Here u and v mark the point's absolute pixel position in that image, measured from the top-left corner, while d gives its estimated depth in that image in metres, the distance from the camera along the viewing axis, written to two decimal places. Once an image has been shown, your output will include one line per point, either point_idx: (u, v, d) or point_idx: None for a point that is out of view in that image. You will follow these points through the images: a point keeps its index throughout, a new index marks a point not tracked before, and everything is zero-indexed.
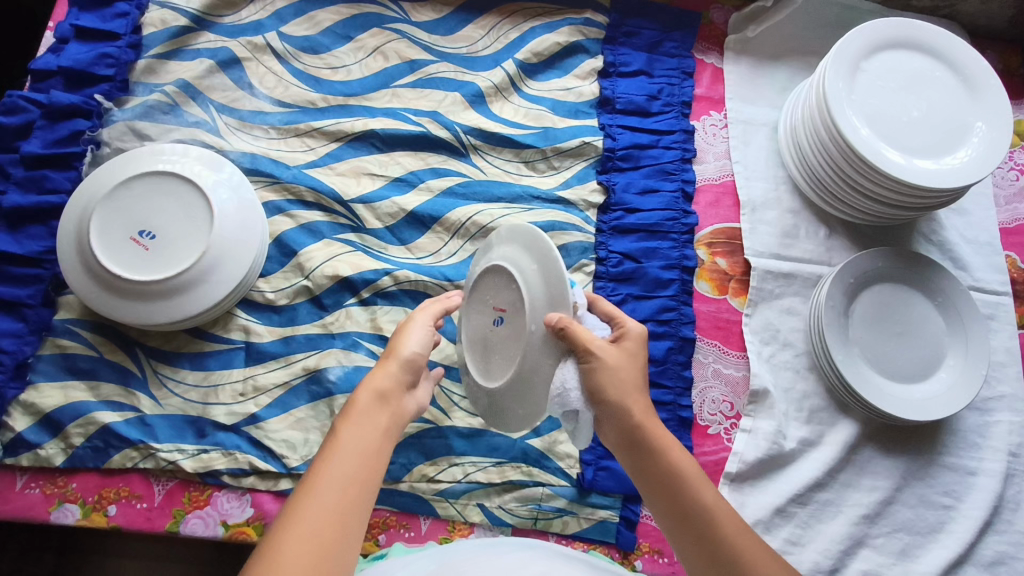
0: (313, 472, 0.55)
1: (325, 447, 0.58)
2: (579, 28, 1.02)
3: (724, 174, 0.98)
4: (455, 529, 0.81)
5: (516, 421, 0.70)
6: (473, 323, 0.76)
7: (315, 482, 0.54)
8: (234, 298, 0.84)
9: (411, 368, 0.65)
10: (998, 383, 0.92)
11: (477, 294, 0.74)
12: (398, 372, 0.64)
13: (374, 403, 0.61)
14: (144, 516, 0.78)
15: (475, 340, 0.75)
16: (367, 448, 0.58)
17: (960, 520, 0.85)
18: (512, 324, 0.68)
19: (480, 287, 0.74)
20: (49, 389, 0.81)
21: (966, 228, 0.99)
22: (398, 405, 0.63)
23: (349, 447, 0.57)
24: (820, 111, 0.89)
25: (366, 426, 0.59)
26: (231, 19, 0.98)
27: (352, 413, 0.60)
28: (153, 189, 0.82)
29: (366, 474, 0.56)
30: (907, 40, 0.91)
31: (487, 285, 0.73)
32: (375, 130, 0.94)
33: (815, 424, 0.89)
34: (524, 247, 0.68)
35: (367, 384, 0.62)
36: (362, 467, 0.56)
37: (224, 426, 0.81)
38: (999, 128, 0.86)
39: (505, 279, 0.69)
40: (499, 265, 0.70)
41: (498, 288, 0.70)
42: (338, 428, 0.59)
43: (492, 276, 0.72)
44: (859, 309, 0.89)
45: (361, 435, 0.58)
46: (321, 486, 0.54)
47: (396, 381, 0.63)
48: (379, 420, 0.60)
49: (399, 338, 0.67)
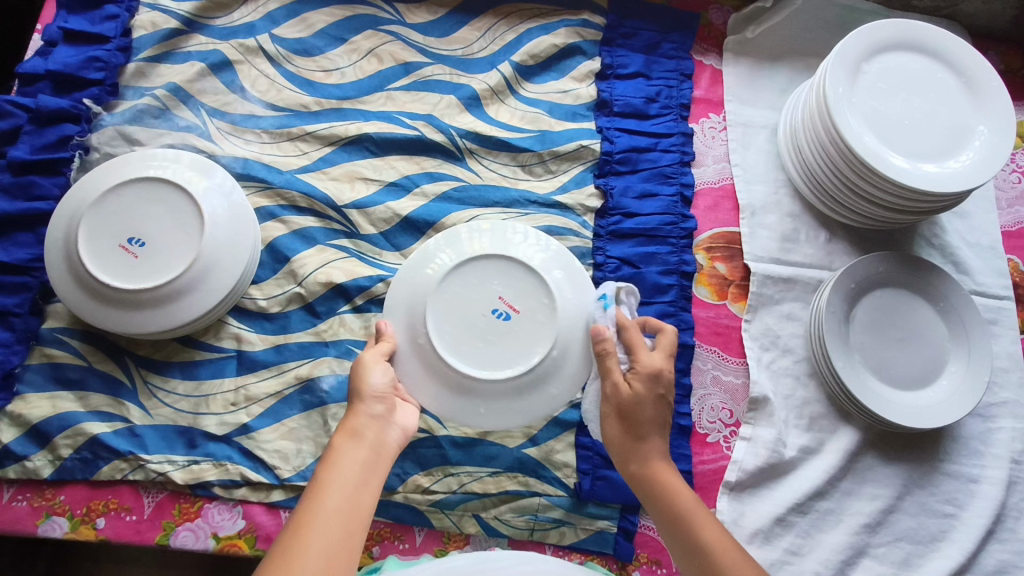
0: (299, 517, 0.56)
1: (311, 489, 0.59)
2: (576, 30, 1.00)
3: (723, 177, 0.97)
4: (450, 541, 0.80)
5: (477, 417, 0.72)
6: (451, 298, 0.72)
7: (303, 526, 0.55)
8: (226, 306, 0.83)
9: (382, 401, 0.66)
10: (1001, 389, 0.90)
11: (476, 275, 0.73)
12: (370, 409, 0.65)
13: (352, 443, 0.62)
14: (134, 529, 0.77)
15: (448, 315, 0.72)
16: (353, 488, 0.59)
17: (962, 528, 0.84)
18: (527, 327, 0.72)
19: (484, 271, 0.73)
20: (38, 399, 0.80)
21: (968, 232, 0.97)
22: (376, 438, 0.64)
23: (334, 489, 0.58)
24: (820, 114, 0.87)
25: (348, 465, 0.60)
26: (222, 21, 0.97)
27: (334, 456, 0.61)
28: (143, 197, 0.80)
29: (352, 515, 0.57)
30: (908, 41, 0.90)
31: (500, 274, 0.73)
32: (368, 134, 0.93)
33: (815, 432, 0.87)
34: (562, 270, 0.75)
35: (344, 427, 0.63)
36: (348, 509, 0.58)
37: (215, 436, 0.80)
38: (1001, 131, 0.85)
39: (532, 283, 0.73)
40: (529, 268, 0.73)
41: (518, 287, 0.73)
42: (319, 472, 0.60)
43: (509, 270, 0.73)
44: (860, 315, 0.88)
45: (344, 475, 0.59)
46: (309, 530, 0.55)
47: (371, 419, 0.65)
48: (360, 457, 0.61)
49: (358, 380, 0.66)
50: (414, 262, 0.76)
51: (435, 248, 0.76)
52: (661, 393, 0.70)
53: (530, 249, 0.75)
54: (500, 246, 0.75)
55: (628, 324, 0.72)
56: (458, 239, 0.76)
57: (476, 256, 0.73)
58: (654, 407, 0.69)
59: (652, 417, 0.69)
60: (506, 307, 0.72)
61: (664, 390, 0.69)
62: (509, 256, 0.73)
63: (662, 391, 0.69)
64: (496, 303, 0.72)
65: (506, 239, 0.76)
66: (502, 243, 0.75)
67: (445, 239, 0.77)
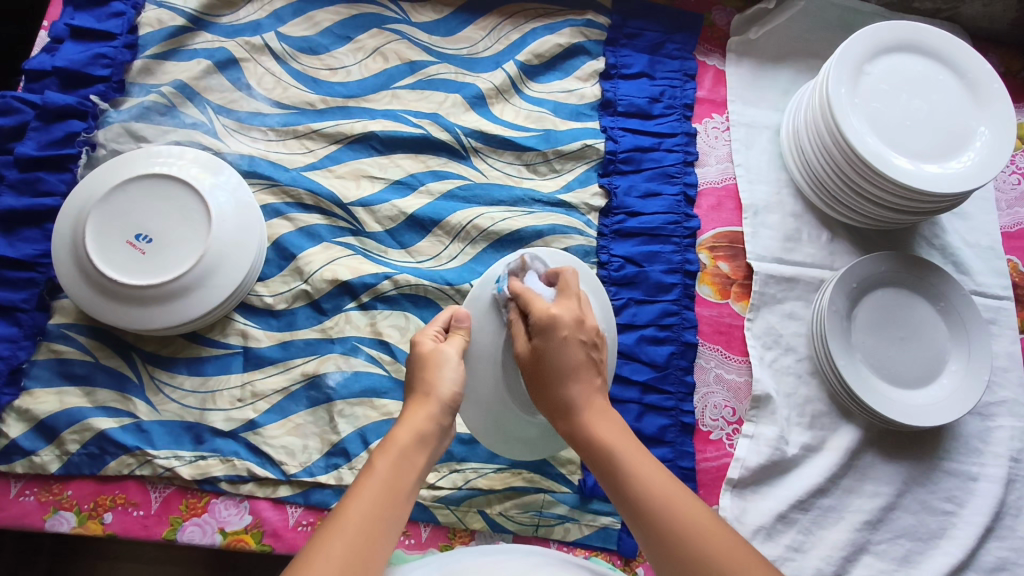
0: (342, 515, 0.50)
1: (358, 484, 0.53)
2: (581, 30, 1.01)
3: (727, 177, 0.98)
4: (456, 536, 0.80)
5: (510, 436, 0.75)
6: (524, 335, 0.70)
7: (349, 515, 0.50)
8: (232, 303, 0.83)
9: (447, 412, 0.60)
10: (1000, 388, 0.91)
11: None
12: (438, 417, 0.59)
13: (415, 442, 0.57)
14: (141, 524, 0.77)
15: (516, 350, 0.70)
16: (402, 492, 0.53)
17: (962, 525, 0.85)
18: None
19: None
20: (45, 395, 0.80)
21: (968, 233, 0.98)
22: (433, 446, 0.58)
23: (386, 482, 0.53)
24: (823, 116, 0.88)
25: (403, 464, 0.55)
26: (229, 19, 0.97)
27: (392, 446, 0.55)
28: (150, 193, 0.80)
29: (395, 516, 0.52)
30: (910, 43, 0.91)
31: None
32: (374, 132, 0.93)
33: (817, 430, 0.88)
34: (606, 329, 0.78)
35: (408, 421, 0.58)
36: (395, 510, 0.52)
37: (221, 432, 0.81)
38: (1002, 133, 0.86)
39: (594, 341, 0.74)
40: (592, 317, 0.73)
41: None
42: (374, 458, 0.55)
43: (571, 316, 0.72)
44: (862, 314, 0.89)
45: (399, 473, 0.54)
46: (355, 522, 0.49)
47: (437, 425, 0.59)
48: (416, 461, 0.56)
49: (431, 375, 0.61)
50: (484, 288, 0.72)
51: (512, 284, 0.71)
52: (567, 335, 0.63)
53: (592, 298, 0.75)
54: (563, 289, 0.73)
55: (516, 289, 0.67)
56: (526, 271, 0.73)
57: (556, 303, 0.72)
58: (555, 356, 0.62)
59: (558, 369, 0.62)
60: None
61: (566, 332, 0.62)
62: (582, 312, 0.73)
63: (567, 333, 0.63)
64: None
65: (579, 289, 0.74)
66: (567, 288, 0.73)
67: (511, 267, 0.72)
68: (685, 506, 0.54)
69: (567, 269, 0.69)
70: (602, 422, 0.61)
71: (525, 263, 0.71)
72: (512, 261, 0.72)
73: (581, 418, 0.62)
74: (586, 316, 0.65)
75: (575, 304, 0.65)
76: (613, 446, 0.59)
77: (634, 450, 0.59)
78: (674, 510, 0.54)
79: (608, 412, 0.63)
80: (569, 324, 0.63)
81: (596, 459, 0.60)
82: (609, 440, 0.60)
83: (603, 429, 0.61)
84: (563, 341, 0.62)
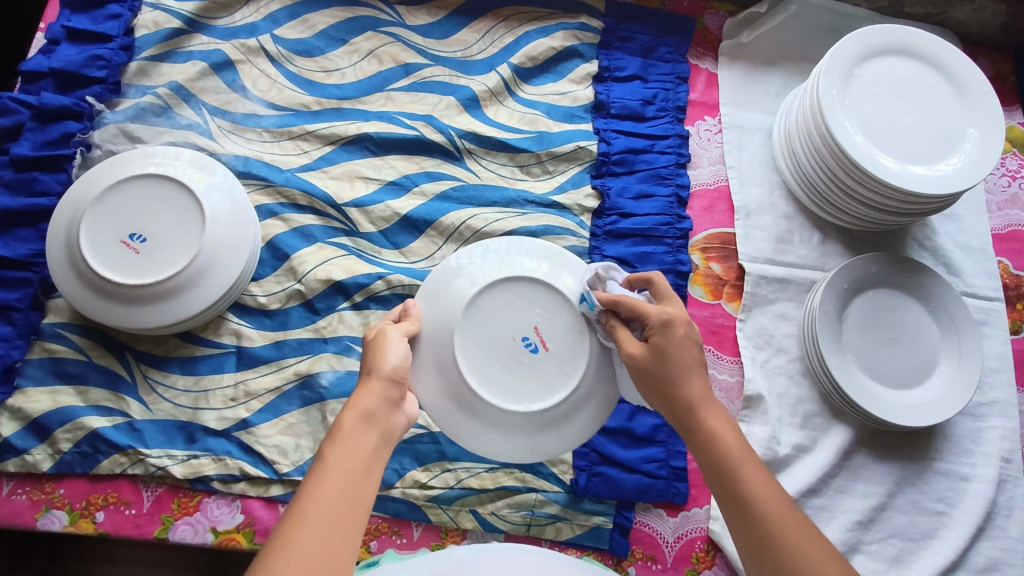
0: (298, 506, 0.50)
1: (311, 471, 0.52)
2: (574, 33, 1.02)
3: (719, 179, 0.98)
4: (447, 536, 0.81)
5: (485, 436, 0.71)
6: (482, 318, 0.70)
7: (305, 513, 0.49)
8: (227, 302, 0.84)
9: (397, 385, 0.60)
10: (990, 389, 0.92)
11: (517, 298, 0.70)
12: (385, 390, 0.59)
13: (361, 424, 0.56)
14: (133, 523, 0.77)
15: (475, 335, 0.70)
16: (356, 474, 0.53)
17: (953, 525, 0.85)
18: (552, 365, 0.69)
19: (514, 294, 0.71)
20: (38, 394, 0.80)
21: (959, 234, 0.99)
22: (385, 422, 0.58)
23: (338, 475, 0.52)
24: (813, 117, 0.89)
25: (354, 450, 0.54)
26: (225, 22, 0.98)
27: (339, 437, 0.55)
28: (144, 193, 0.81)
29: (355, 502, 0.51)
30: (900, 46, 0.91)
31: (541, 303, 0.70)
32: (368, 133, 0.94)
33: (809, 430, 0.88)
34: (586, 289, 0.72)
35: (353, 404, 0.57)
36: (351, 497, 0.51)
37: (214, 431, 0.81)
38: (991, 135, 0.87)
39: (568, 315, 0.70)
40: (566, 296, 0.70)
41: (556, 322, 0.70)
42: (323, 450, 0.54)
43: (539, 294, 0.70)
44: (853, 315, 0.89)
45: (349, 459, 0.53)
46: (312, 518, 0.49)
47: (384, 400, 0.58)
48: (367, 442, 0.55)
49: (375, 356, 0.61)
50: (436, 280, 0.73)
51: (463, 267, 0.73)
52: (685, 332, 0.63)
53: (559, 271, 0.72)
54: (527, 268, 0.72)
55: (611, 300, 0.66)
56: (476, 256, 0.73)
57: (502, 281, 0.71)
58: (677, 356, 0.62)
59: (679, 365, 0.62)
60: (538, 339, 0.70)
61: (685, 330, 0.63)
62: (540, 284, 0.70)
63: (685, 330, 0.63)
64: (528, 332, 0.70)
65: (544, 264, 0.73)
66: (525, 265, 0.72)
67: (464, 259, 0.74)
68: (792, 532, 0.54)
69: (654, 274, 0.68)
70: (714, 408, 0.62)
71: (602, 276, 0.70)
72: (586, 275, 0.70)
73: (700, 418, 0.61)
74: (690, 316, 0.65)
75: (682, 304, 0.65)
76: (737, 459, 0.59)
77: (756, 467, 0.59)
78: (782, 536, 0.54)
79: (727, 415, 0.62)
80: (683, 320, 0.63)
81: (706, 452, 0.61)
82: (734, 450, 0.59)
83: (723, 432, 0.61)
84: (682, 340, 0.62)
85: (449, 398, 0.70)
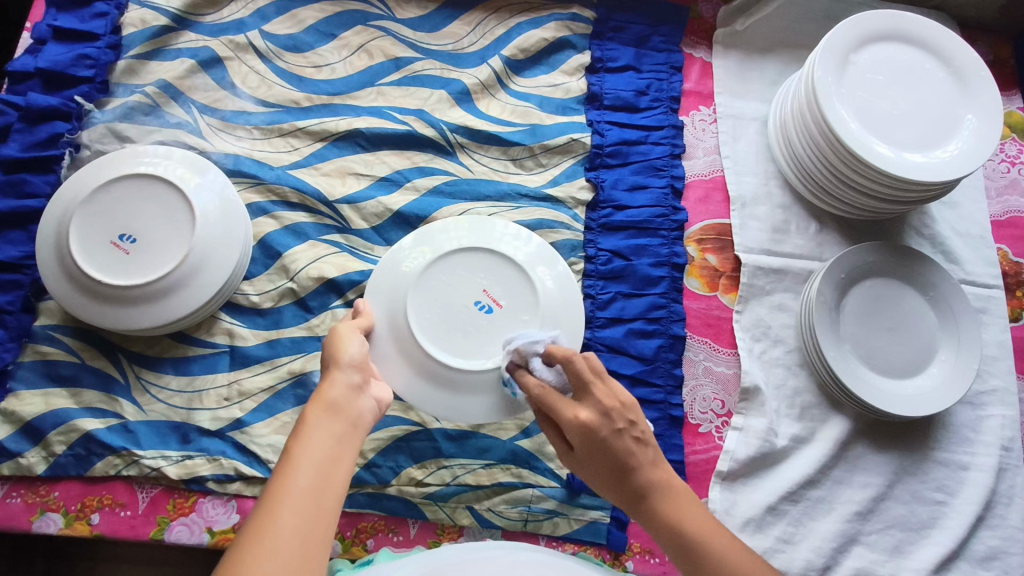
0: (267, 502, 0.49)
1: (279, 465, 0.52)
2: (566, 24, 1.01)
3: (714, 169, 0.97)
4: (444, 533, 0.80)
5: (459, 406, 0.73)
6: (432, 293, 0.73)
7: (274, 506, 0.49)
8: (219, 302, 0.83)
9: (359, 371, 0.60)
10: (990, 377, 0.91)
11: (463, 267, 0.75)
12: (347, 378, 0.59)
13: (328, 414, 0.56)
14: (128, 524, 0.77)
15: (429, 308, 0.73)
16: (326, 464, 0.52)
17: (953, 515, 0.85)
18: (507, 321, 0.73)
19: (457, 264, 0.75)
20: (31, 397, 0.80)
21: (958, 222, 0.98)
22: (352, 410, 0.57)
23: (307, 465, 0.52)
24: (809, 105, 0.88)
25: (322, 439, 0.54)
26: (212, 18, 0.97)
27: (306, 429, 0.54)
28: (133, 193, 0.80)
29: (326, 492, 0.51)
30: (896, 32, 0.90)
31: (486, 268, 0.75)
32: (360, 129, 0.93)
33: (807, 421, 0.88)
34: (526, 247, 0.77)
35: (318, 397, 0.57)
36: (322, 486, 0.51)
37: (208, 432, 0.81)
38: (989, 120, 0.86)
39: (513, 272, 0.75)
40: (501, 253, 0.75)
41: (499, 280, 0.74)
42: (290, 445, 0.53)
43: (482, 261, 0.75)
44: (850, 305, 0.88)
45: (318, 448, 0.53)
46: (282, 511, 0.49)
47: (347, 389, 0.58)
48: (335, 430, 0.55)
49: (334, 348, 0.62)
50: (383, 270, 0.76)
51: (406, 253, 0.76)
52: (610, 433, 0.61)
53: (489, 233, 0.77)
54: (463, 240, 0.76)
55: (532, 392, 0.64)
56: (415, 241, 0.77)
57: (447, 255, 0.75)
58: (606, 457, 0.61)
59: (619, 464, 0.61)
60: (489, 299, 0.73)
61: (605, 432, 0.61)
62: (485, 251, 0.75)
63: (605, 433, 0.61)
64: (478, 295, 0.74)
65: (480, 233, 0.77)
66: (455, 238, 0.77)
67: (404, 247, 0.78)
68: None
69: (565, 353, 0.63)
70: (668, 492, 0.62)
71: (523, 353, 0.67)
72: (510, 353, 0.68)
73: (656, 506, 0.61)
74: (613, 403, 0.62)
75: (598, 391, 0.62)
76: (705, 542, 0.59)
77: (725, 540, 0.60)
78: None
79: (678, 491, 0.63)
80: (600, 423, 0.61)
81: (673, 542, 0.61)
82: (698, 533, 0.60)
83: (678, 516, 0.61)
84: (604, 445, 0.61)
85: (417, 372, 0.72)
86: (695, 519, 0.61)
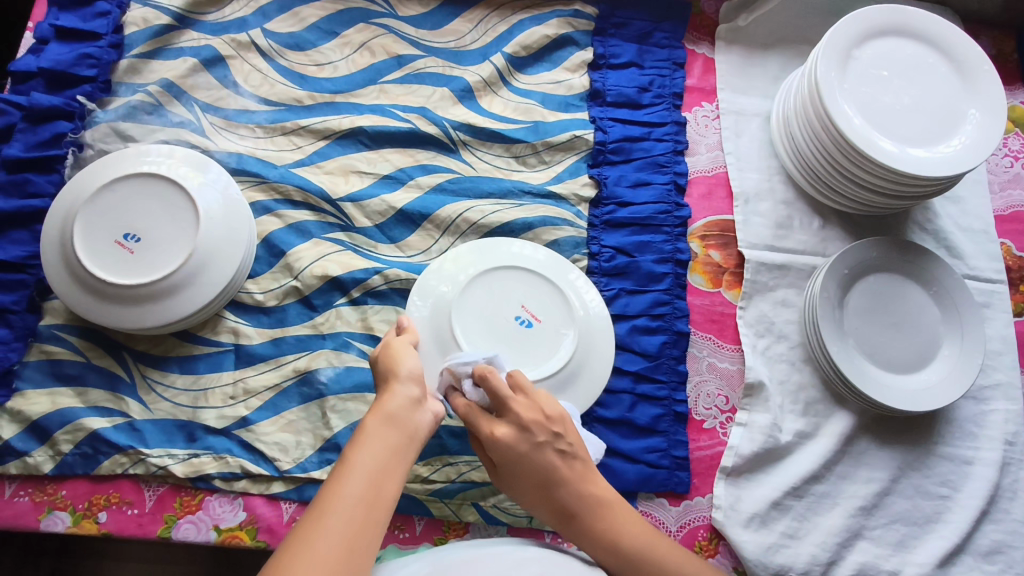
0: (318, 505, 0.51)
1: (336, 470, 0.54)
2: (568, 20, 1.00)
3: (717, 165, 0.97)
4: (450, 529, 0.81)
5: None
6: (475, 313, 0.79)
7: (324, 510, 0.50)
8: (223, 301, 0.83)
9: (417, 384, 0.60)
10: (994, 371, 0.91)
11: (501, 286, 0.82)
12: (406, 391, 0.59)
13: (385, 425, 0.57)
14: (136, 522, 0.77)
15: (476, 327, 0.79)
16: (379, 474, 0.54)
17: (957, 509, 0.85)
18: (548, 332, 0.80)
19: (494, 284, 0.82)
20: (37, 396, 0.80)
21: (961, 217, 0.98)
22: (410, 423, 0.58)
23: (361, 473, 0.53)
24: (812, 100, 0.88)
25: (377, 448, 0.55)
26: (214, 17, 0.96)
27: (363, 436, 0.56)
28: (138, 192, 0.80)
29: (377, 500, 0.52)
30: (899, 27, 0.90)
31: (522, 285, 0.82)
32: (362, 127, 0.93)
33: (811, 416, 0.88)
34: (556, 261, 0.85)
35: (378, 408, 0.58)
36: (373, 497, 0.52)
37: (214, 430, 0.81)
38: (992, 115, 0.86)
39: (548, 288, 0.82)
40: (536, 271, 0.83)
41: (536, 295, 0.82)
42: (349, 451, 0.55)
43: (518, 280, 0.82)
44: (854, 300, 0.88)
45: (374, 460, 0.54)
46: (331, 514, 0.50)
47: (406, 401, 0.59)
48: (391, 441, 0.56)
49: (391, 361, 0.62)
50: (421, 291, 0.81)
51: (443, 275, 0.82)
52: (535, 447, 0.65)
53: (522, 254, 0.85)
54: (499, 258, 0.84)
55: (461, 413, 0.67)
56: (448, 263, 0.83)
57: (485, 274, 0.82)
58: (530, 473, 0.65)
59: (542, 480, 0.65)
60: (529, 314, 0.80)
61: (525, 448, 0.64)
62: (521, 270, 0.82)
63: (535, 444, 0.65)
64: (518, 311, 0.81)
65: (516, 252, 0.85)
66: (493, 257, 0.83)
67: (439, 269, 0.83)
68: None
69: (483, 369, 0.66)
70: (594, 503, 0.65)
71: (455, 374, 0.68)
72: (441, 377, 0.70)
73: (585, 520, 0.65)
74: (534, 418, 0.65)
75: (518, 407, 0.65)
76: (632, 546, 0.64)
77: (648, 539, 0.65)
78: None
79: (603, 499, 0.66)
80: (522, 437, 0.65)
81: (604, 554, 0.65)
82: (623, 539, 0.64)
83: (603, 527, 0.65)
84: (526, 461, 0.65)
85: None
86: (620, 526, 0.65)
